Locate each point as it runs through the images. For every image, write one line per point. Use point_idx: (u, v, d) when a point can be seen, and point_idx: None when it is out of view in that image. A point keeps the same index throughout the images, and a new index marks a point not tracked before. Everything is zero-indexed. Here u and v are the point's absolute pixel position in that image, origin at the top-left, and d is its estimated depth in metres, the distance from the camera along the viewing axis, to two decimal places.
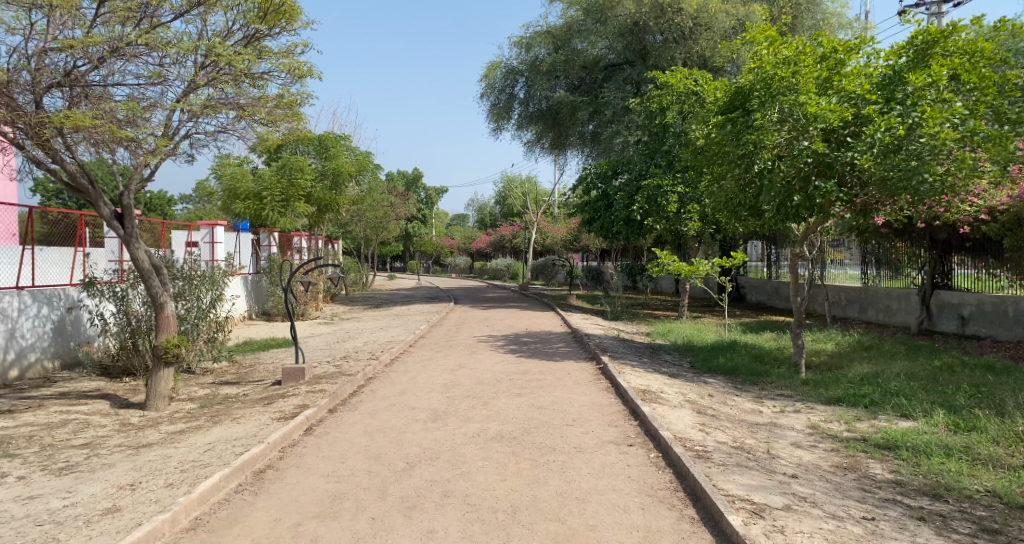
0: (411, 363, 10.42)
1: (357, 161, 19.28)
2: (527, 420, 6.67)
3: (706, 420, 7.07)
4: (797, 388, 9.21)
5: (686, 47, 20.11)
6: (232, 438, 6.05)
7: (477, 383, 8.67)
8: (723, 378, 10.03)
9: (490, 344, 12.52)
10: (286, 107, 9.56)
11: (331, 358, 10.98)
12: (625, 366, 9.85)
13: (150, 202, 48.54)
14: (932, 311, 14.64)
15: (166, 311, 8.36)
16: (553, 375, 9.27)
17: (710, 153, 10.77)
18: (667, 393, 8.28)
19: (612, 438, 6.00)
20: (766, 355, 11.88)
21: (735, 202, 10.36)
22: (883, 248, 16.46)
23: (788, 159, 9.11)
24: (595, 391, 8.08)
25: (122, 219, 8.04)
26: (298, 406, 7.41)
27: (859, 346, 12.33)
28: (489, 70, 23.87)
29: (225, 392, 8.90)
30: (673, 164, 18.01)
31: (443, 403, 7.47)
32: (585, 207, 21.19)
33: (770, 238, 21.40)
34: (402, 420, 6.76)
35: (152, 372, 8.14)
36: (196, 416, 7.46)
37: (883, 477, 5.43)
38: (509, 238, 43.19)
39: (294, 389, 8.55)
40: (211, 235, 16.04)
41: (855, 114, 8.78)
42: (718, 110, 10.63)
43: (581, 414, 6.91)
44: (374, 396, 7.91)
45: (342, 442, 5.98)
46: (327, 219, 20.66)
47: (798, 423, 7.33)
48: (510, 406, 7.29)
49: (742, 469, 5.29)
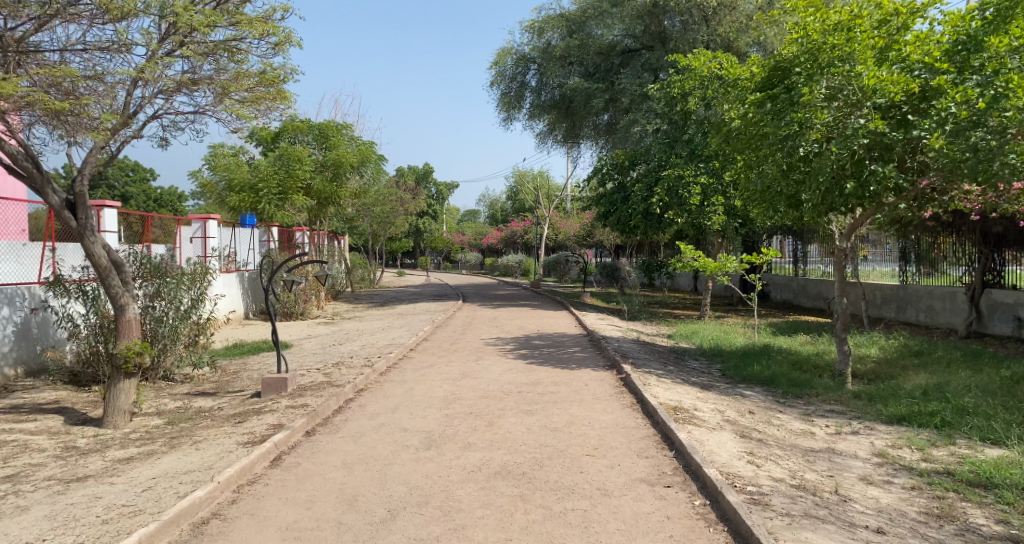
0: (410, 372, 9.34)
1: (359, 150, 18.12)
2: (539, 447, 5.59)
3: (753, 447, 5.94)
4: (849, 404, 8.05)
5: (710, 28, 18.89)
6: (181, 472, 4.97)
7: (481, 396, 7.59)
8: (761, 391, 8.88)
9: (498, 348, 11.43)
10: (268, 84, 8.58)
11: (323, 365, 9.91)
12: (651, 377, 8.71)
13: (160, 197, 47.77)
14: (982, 311, 13.39)
15: (128, 314, 7.25)
16: (568, 386, 8.18)
17: (744, 136, 9.62)
18: (702, 410, 7.14)
19: (643, 476, 4.90)
20: (804, 362, 10.72)
21: (772, 192, 9.19)
22: (924, 244, 15.20)
23: (838, 139, 7.98)
24: (619, 408, 6.97)
25: (75, 207, 6.94)
26: (272, 426, 6.33)
27: (908, 353, 11.15)
28: (499, 57, 22.64)
29: (198, 406, 7.80)
30: (696, 154, 16.74)
31: (441, 423, 6.39)
32: (600, 199, 19.96)
33: (796, 233, 20.23)
34: (389, 446, 5.69)
35: (110, 384, 7.03)
36: (154, 437, 6.35)
37: (992, 532, 4.28)
38: (521, 234, 42.02)
39: (273, 403, 7.47)
40: (203, 231, 14.85)
41: (921, 86, 7.62)
42: (753, 87, 9.45)
43: (603, 439, 5.80)
44: (363, 414, 6.85)
45: (313, 480, 4.90)
46: (329, 213, 19.57)
47: (862, 450, 6.17)
48: (518, 427, 6.21)
49: (814, 522, 4.14)
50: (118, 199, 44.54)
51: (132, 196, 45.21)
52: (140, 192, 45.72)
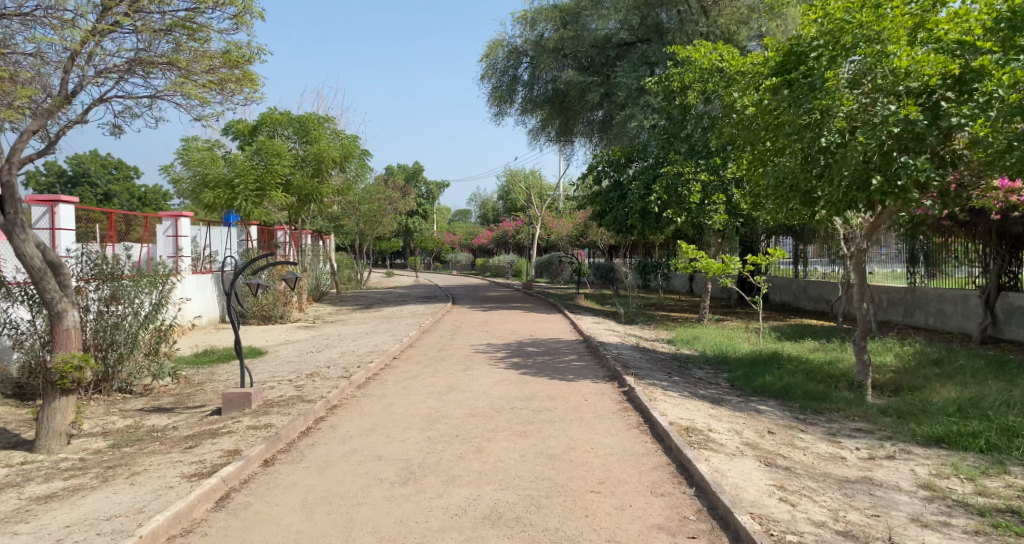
0: (392, 384, 8.48)
1: (342, 145, 17.20)
2: (536, 480, 4.77)
3: (783, 479, 5.14)
4: (877, 422, 7.26)
5: (709, 20, 18.20)
6: (102, 518, 4.11)
7: (469, 414, 6.75)
8: (777, 406, 8.09)
9: (489, 356, 10.59)
10: (232, 66, 7.78)
11: (296, 376, 9.03)
12: (657, 390, 7.90)
13: (144, 195, 46.22)
14: (998, 316, 12.65)
15: (66, 322, 6.35)
16: (566, 401, 7.34)
17: (756, 125, 8.86)
18: (718, 431, 6.34)
19: (660, 522, 4.10)
20: (818, 371, 9.94)
21: (786, 187, 8.41)
22: (932, 244, 14.53)
23: (866, 129, 7.21)
24: (624, 430, 6.16)
25: (2, 201, 6.09)
26: (228, 452, 5.47)
27: (927, 361, 10.41)
28: (489, 49, 21.68)
29: (149, 424, 6.89)
30: (695, 150, 15.93)
31: (422, 449, 5.56)
32: (595, 198, 19.07)
33: (798, 233, 19.31)
34: (359, 480, 4.84)
35: (43, 402, 6.13)
36: (87, 464, 5.45)
37: None
38: (513, 233, 41.18)
39: (234, 422, 6.60)
40: (175, 228, 13.81)
41: (961, 67, 6.93)
42: (766, 73, 8.72)
43: (610, 471, 5.00)
44: (334, 437, 6.00)
45: (263, 527, 4.05)
46: (311, 210, 18.62)
47: (904, 480, 5.39)
48: (511, 454, 5.40)
49: None
50: (101, 198, 43.22)
51: (116, 194, 43.83)
52: (123, 190, 44.27)
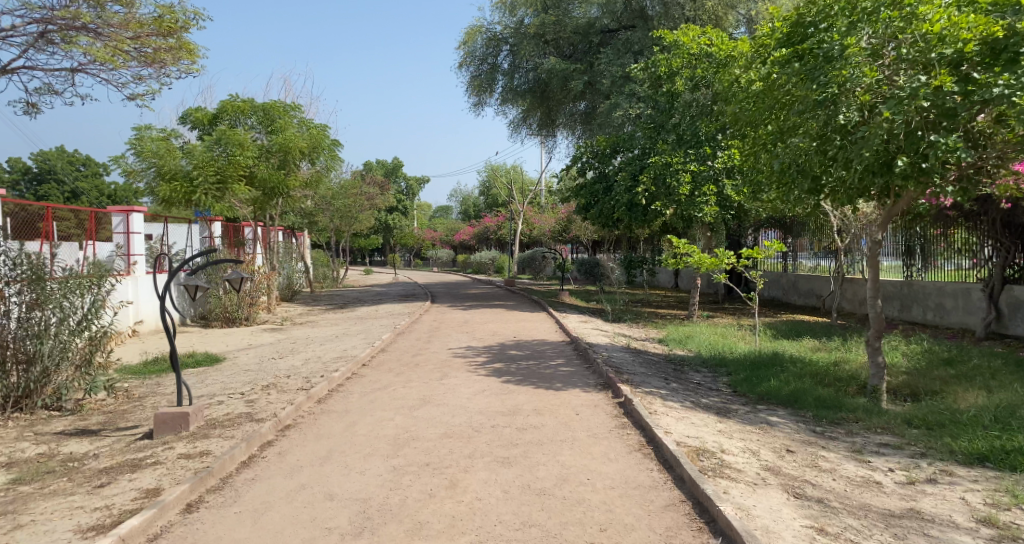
0: (357, 397, 7.50)
1: (309, 134, 16.08)
2: (522, 529, 3.85)
3: (820, 516, 4.26)
4: (904, 435, 6.40)
5: (696, 3, 17.33)
6: None
7: (444, 435, 5.81)
8: (788, 416, 7.24)
9: (468, 361, 9.65)
10: (165, 32, 8.57)
11: (250, 388, 8.01)
12: (656, 401, 7.01)
13: (114, 193, 44.32)
14: (1002, 309, 11.91)
15: None
16: (555, 417, 6.42)
17: (761, 105, 8.02)
18: (732, 453, 5.45)
19: None
20: (825, 373, 9.11)
21: (794, 171, 7.49)
22: (930, 235, 13.78)
23: (892, 103, 6.33)
24: (624, 454, 5.26)
25: None
26: (147, 492, 4.48)
27: (937, 361, 9.63)
28: (467, 37, 20.70)
29: (64, 452, 5.84)
30: (684, 140, 14.93)
31: (384, 484, 4.62)
32: (579, 190, 18.12)
33: (787, 226, 18.48)
34: (301, 532, 3.87)
35: None
36: None
37: None
38: (495, 229, 40.23)
39: (166, 450, 5.59)
40: (127, 224, 12.60)
41: (1004, 30, 6.09)
42: (773, 45, 7.89)
43: (613, 512, 4.09)
44: (280, 469, 5.02)
45: None
46: (278, 206, 17.54)
47: (958, 513, 4.52)
48: (491, 489, 4.48)
49: None
50: (68, 196, 41.45)
51: (83, 192, 42.10)
52: (91, 188, 42.57)
